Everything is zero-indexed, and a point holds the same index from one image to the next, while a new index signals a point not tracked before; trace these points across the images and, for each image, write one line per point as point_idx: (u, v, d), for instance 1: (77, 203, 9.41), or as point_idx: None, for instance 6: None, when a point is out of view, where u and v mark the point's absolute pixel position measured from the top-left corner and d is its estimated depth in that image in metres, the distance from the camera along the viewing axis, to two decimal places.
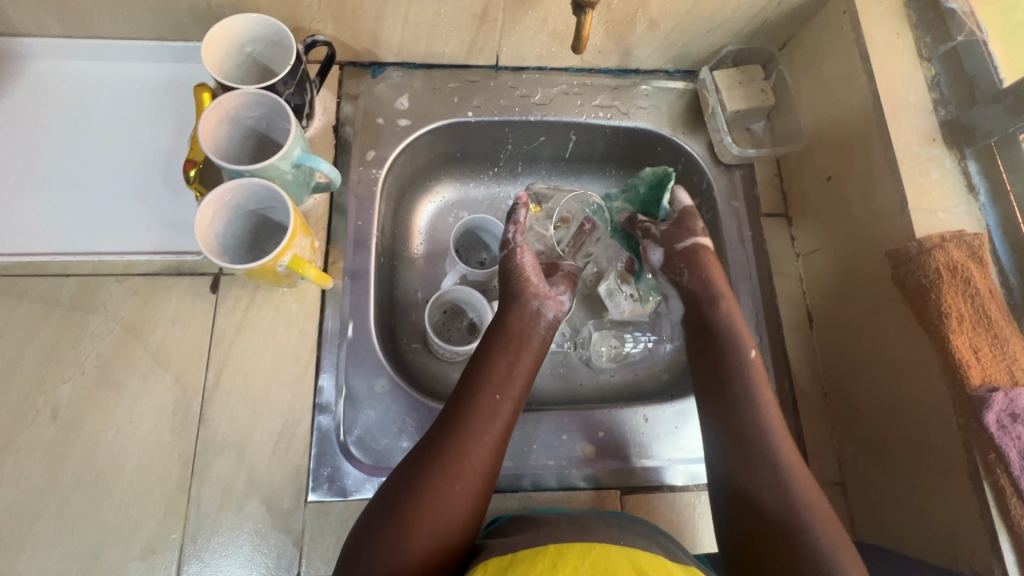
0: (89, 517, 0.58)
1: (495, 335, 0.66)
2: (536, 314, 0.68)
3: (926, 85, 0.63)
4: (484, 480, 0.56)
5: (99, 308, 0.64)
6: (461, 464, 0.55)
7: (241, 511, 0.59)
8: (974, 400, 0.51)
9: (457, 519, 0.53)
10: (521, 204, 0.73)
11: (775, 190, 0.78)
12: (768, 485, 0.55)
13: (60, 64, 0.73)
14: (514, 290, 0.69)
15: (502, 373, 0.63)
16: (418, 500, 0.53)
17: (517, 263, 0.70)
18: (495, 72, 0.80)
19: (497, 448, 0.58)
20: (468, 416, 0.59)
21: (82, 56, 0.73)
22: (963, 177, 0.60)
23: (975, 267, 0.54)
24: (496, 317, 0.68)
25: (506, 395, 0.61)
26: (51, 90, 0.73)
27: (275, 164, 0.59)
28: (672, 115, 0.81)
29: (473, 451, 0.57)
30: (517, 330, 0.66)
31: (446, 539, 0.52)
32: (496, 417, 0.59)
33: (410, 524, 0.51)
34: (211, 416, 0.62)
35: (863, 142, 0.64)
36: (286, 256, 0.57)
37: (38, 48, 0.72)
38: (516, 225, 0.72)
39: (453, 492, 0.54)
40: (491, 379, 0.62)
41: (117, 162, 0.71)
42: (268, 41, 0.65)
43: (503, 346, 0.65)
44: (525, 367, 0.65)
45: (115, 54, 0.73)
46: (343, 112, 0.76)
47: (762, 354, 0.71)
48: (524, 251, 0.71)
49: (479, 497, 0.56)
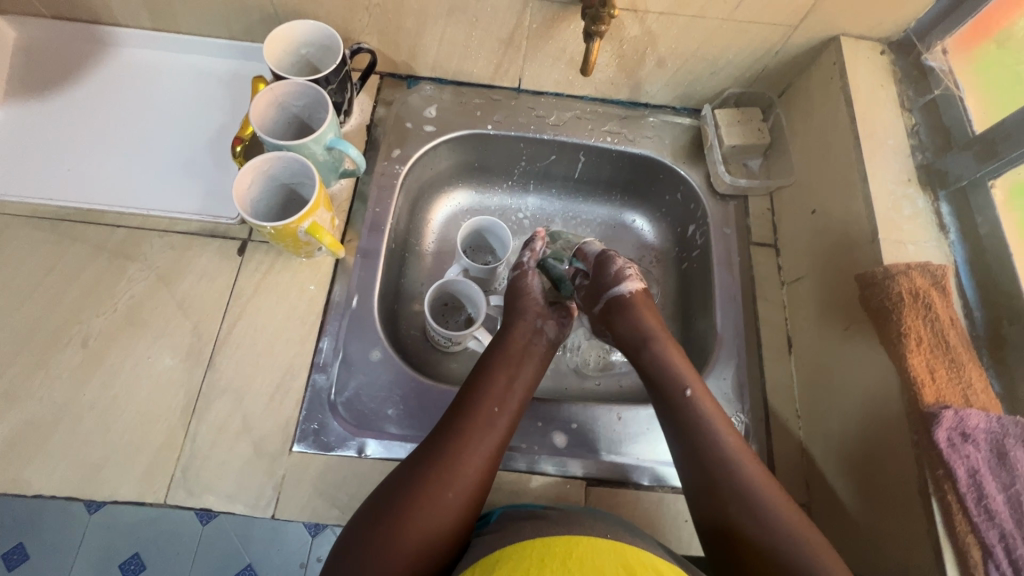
0: (96, 437, 0.64)
1: (496, 355, 0.71)
2: (536, 332, 0.74)
3: (905, 132, 0.68)
4: (478, 487, 0.59)
5: (140, 256, 0.73)
6: (456, 471, 0.59)
7: (232, 451, 0.64)
8: (926, 416, 0.53)
9: (450, 523, 0.56)
10: (539, 237, 0.82)
11: (766, 222, 0.83)
12: (742, 512, 0.57)
13: (146, 53, 0.86)
14: (520, 308, 0.76)
15: (502, 388, 0.67)
16: (411, 503, 0.56)
17: (526, 284, 0.78)
18: (516, 93, 0.89)
19: (493, 458, 0.62)
20: (466, 426, 0.62)
21: (165, 47, 0.85)
22: (935, 216, 0.64)
23: (937, 294, 0.57)
24: (498, 337, 0.73)
25: (504, 409, 0.65)
26: (135, 74, 0.85)
27: (308, 143, 0.67)
28: (674, 146, 0.87)
29: (468, 460, 0.60)
30: (516, 349, 0.72)
31: (437, 539, 0.55)
32: (493, 429, 0.63)
33: (403, 523, 0.54)
34: (219, 362, 0.69)
35: (845, 179, 0.69)
36: (307, 221, 0.64)
37: (131, 38, 0.84)
38: (531, 251, 0.81)
39: (446, 497, 0.57)
40: (490, 393, 0.66)
41: (178, 137, 0.82)
42: (321, 45, 0.75)
43: (504, 365, 0.69)
44: (524, 384, 0.69)
45: (192, 49, 0.85)
46: (377, 113, 0.86)
47: (738, 370, 0.74)
48: (531, 276, 0.79)
49: (472, 503, 0.58)
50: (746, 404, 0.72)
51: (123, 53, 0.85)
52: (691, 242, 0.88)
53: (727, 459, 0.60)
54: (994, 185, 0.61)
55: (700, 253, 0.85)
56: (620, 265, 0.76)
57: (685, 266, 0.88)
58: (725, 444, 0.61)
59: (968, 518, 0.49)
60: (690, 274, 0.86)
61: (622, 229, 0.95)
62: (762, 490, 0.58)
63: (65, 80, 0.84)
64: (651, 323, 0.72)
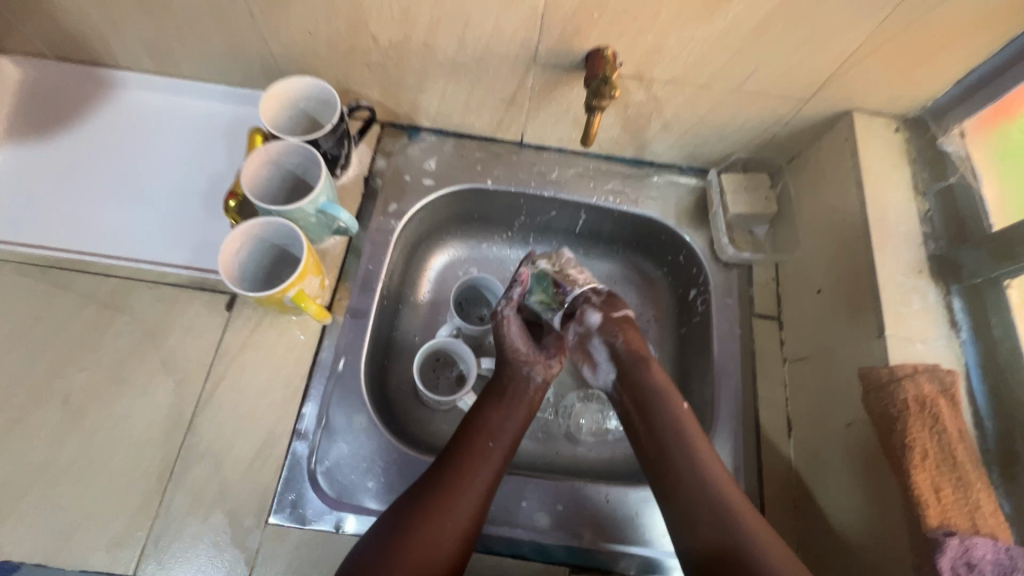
0: (70, 500, 0.62)
1: (493, 390, 0.71)
2: (526, 378, 0.72)
3: (918, 217, 0.65)
4: (474, 521, 0.59)
5: (127, 308, 0.72)
6: (453, 503, 0.59)
7: (207, 520, 0.63)
8: (929, 541, 0.50)
9: (445, 554, 0.56)
10: (521, 279, 0.76)
11: (770, 293, 0.80)
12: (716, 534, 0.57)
13: (149, 95, 0.85)
14: (505, 356, 0.73)
15: (498, 423, 0.67)
16: (408, 535, 0.56)
17: (506, 333, 0.74)
18: (518, 147, 0.87)
19: (489, 492, 0.62)
20: (462, 460, 0.62)
21: (168, 90, 0.85)
22: (946, 311, 0.61)
23: (945, 404, 0.55)
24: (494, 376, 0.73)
25: (500, 443, 0.65)
26: (137, 117, 0.85)
27: (300, 208, 0.66)
28: (678, 207, 0.85)
29: (463, 493, 0.60)
30: (514, 388, 0.71)
31: (437, 567, 0.55)
32: (489, 462, 0.63)
33: (401, 553, 0.54)
34: (200, 424, 0.67)
35: (853, 262, 0.66)
36: (291, 290, 0.63)
37: (134, 81, 0.84)
38: (507, 300, 0.75)
39: (443, 529, 0.57)
40: (486, 428, 0.66)
41: (174, 183, 0.81)
42: (319, 101, 0.74)
43: (500, 400, 0.69)
44: (519, 419, 0.69)
45: (194, 93, 0.85)
46: (376, 165, 0.84)
47: (735, 454, 0.71)
48: (510, 320, 0.75)
49: (469, 535, 0.58)
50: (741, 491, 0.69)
51: (128, 95, 0.85)
52: (691, 307, 0.85)
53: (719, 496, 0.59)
54: (1010, 285, 0.58)
55: (700, 321, 0.82)
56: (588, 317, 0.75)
57: (685, 332, 0.85)
58: (719, 480, 0.60)
59: None
60: (690, 342, 0.84)
61: (623, 286, 0.92)
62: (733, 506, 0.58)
63: (67, 121, 0.83)
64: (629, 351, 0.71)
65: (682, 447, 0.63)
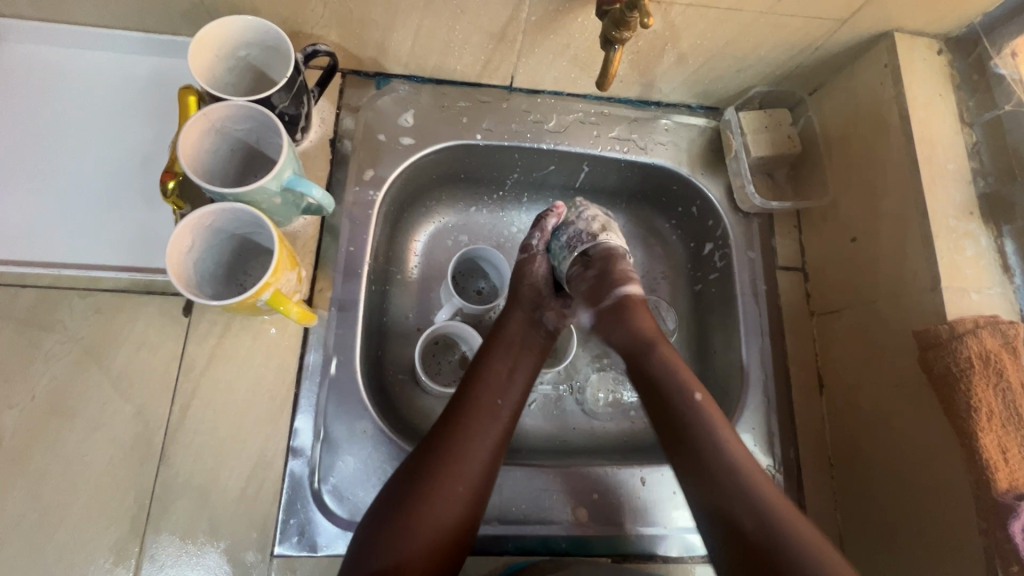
0: (27, 562, 0.52)
1: (495, 337, 0.63)
2: (538, 323, 0.65)
3: (966, 152, 0.59)
4: (483, 482, 0.53)
5: (57, 326, 0.58)
6: (461, 466, 0.52)
7: (202, 561, 0.55)
8: (999, 505, 0.48)
9: (456, 520, 0.51)
10: (554, 213, 0.69)
11: (793, 243, 0.75)
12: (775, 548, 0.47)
13: (35, 49, 0.67)
14: (519, 296, 0.65)
15: (505, 374, 0.60)
16: (415, 504, 0.50)
17: (532, 271, 0.67)
18: (508, 93, 0.75)
19: (496, 451, 0.55)
20: (466, 418, 0.55)
21: (59, 41, 0.66)
22: (998, 255, 0.56)
23: (1009, 358, 0.51)
24: (495, 325, 0.64)
25: (507, 397, 0.58)
26: (25, 78, 0.66)
27: (262, 186, 0.53)
28: (692, 153, 0.76)
29: (471, 455, 0.53)
30: (517, 337, 0.63)
31: (447, 533, 0.50)
32: (498, 419, 0.56)
33: (406, 521, 0.49)
34: (173, 454, 0.57)
35: (898, 207, 0.60)
36: (266, 292, 0.51)
37: (11, 30, 0.65)
38: (540, 232, 0.68)
39: (453, 495, 0.51)
40: (491, 383, 0.59)
41: (89, 162, 0.65)
42: (265, 47, 0.59)
43: (506, 349, 0.61)
44: (526, 370, 0.62)
45: (97, 43, 0.67)
46: (342, 124, 0.71)
47: (769, 418, 0.67)
48: (540, 262, 0.68)
49: (478, 499, 0.53)
50: (777, 455, 0.66)
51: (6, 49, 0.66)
52: (708, 263, 0.78)
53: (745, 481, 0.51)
54: None
55: (719, 278, 0.76)
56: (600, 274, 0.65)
57: (700, 289, 0.79)
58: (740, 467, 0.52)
59: None
60: (707, 300, 0.78)
61: (630, 243, 0.83)
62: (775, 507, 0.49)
63: None
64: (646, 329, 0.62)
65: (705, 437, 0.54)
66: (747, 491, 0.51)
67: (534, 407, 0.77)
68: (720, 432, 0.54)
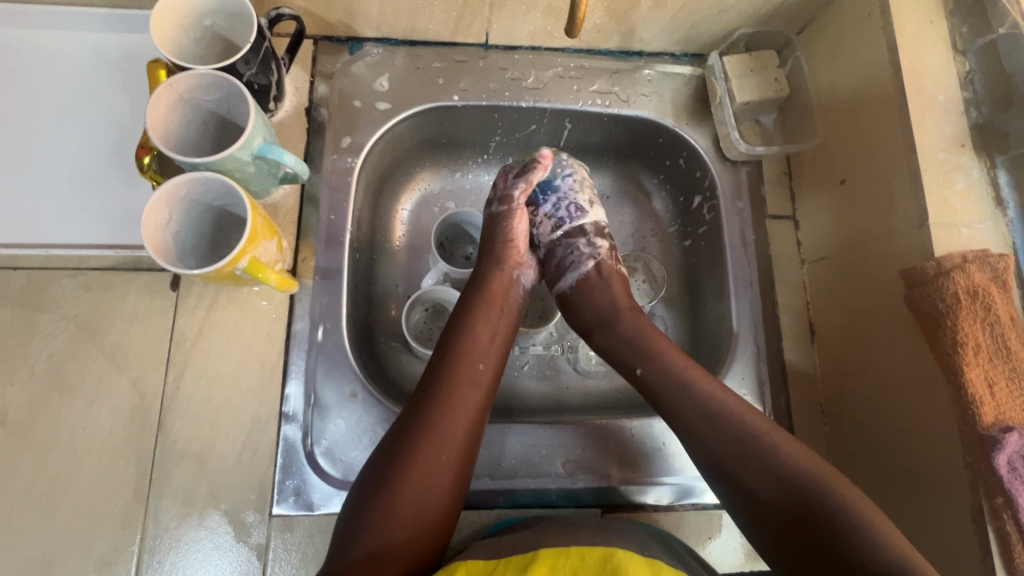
0: (41, 527, 0.55)
1: (472, 301, 0.62)
2: (514, 283, 0.65)
3: (959, 82, 0.56)
4: (468, 452, 0.54)
5: (51, 305, 0.60)
6: (445, 434, 0.52)
7: (203, 523, 0.57)
8: (984, 438, 0.47)
9: (443, 488, 0.51)
10: (539, 164, 0.66)
11: (782, 190, 0.73)
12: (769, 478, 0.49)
13: (14, 32, 0.68)
14: (498, 251, 0.65)
15: (483, 342, 0.59)
16: (400, 475, 0.50)
17: (509, 228, 0.65)
18: (484, 51, 0.73)
19: (480, 417, 0.55)
20: (448, 387, 0.55)
21: (38, 22, 0.67)
22: (991, 188, 0.54)
23: (997, 291, 0.50)
24: (474, 282, 0.64)
25: (488, 363, 0.58)
26: (4, 61, 0.67)
27: (232, 155, 0.53)
28: (676, 103, 0.74)
29: (454, 423, 0.53)
30: (495, 298, 0.63)
31: (437, 504, 0.51)
32: (479, 386, 0.56)
33: (395, 499, 0.49)
34: (171, 423, 0.59)
35: (887, 144, 0.58)
36: (243, 260, 0.52)
37: None
38: (526, 184, 0.65)
39: (439, 462, 0.51)
40: (471, 349, 0.58)
41: (70, 144, 0.66)
42: (229, 13, 0.58)
43: (484, 315, 0.61)
44: (503, 334, 0.61)
45: (74, 22, 0.67)
46: (317, 92, 0.70)
47: (759, 368, 0.67)
48: (518, 216, 0.65)
49: (463, 465, 0.53)
50: (768, 404, 0.66)
51: None
52: (696, 216, 0.77)
53: (750, 442, 0.51)
54: None
55: (707, 231, 0.75)
56: (568, 250, 0.66)
57: (689, 244, 0.78)
58: (748, 428, 0.52)
59: None
60: (696, 255, 0.77)
61: (619, 201, 0.82)
62: (759, 432, 0.51)
63: None
64: (616, 301, 0.63)
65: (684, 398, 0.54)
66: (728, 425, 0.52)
67: (527, 368, 0.77)
68: (718, 390, 0.54)
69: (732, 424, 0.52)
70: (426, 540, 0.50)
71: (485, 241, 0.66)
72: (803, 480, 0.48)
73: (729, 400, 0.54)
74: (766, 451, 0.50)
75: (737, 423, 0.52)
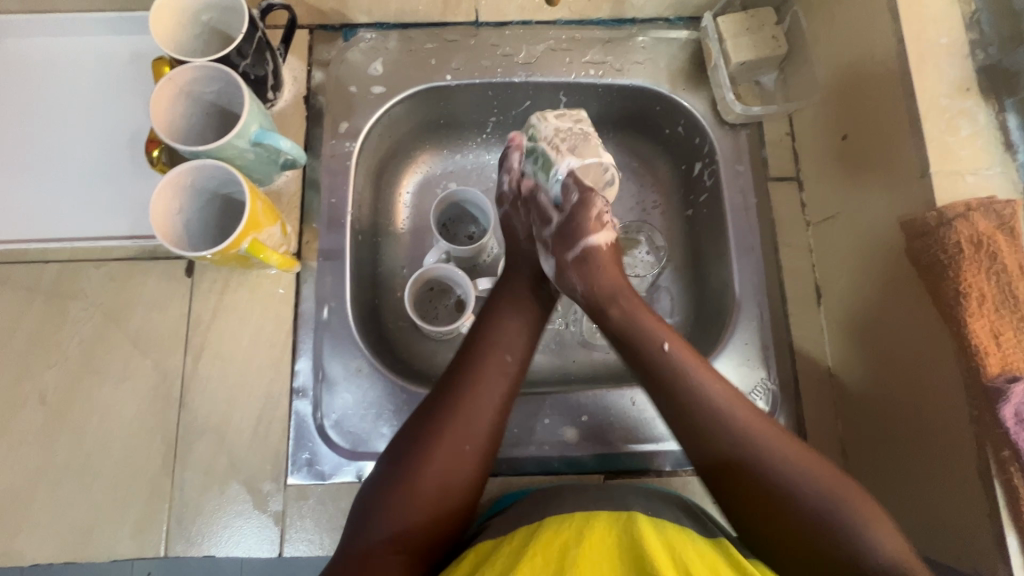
0: (80, 498, 0.60)
1: (504, 295, 0.61)
2: (542, 272, 0.64)
3: (963, 23, 0.53)
4: (493, 442, 0.53)
5: (79, 294, 0.64)
6: (468, 424, 0.52)
7: (224, 493, 0.60)
8: (990, 390, 0.45)
9: (463, 478, 0.51)
10: (515, 146, 0.66)
11: (785, 151, 0.72)
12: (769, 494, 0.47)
13: (43, 41, 0.73)
14: (513, 244, 0.65)
15: (512, 331, 0.58)
16: (420, 464, 0.50)
17: (514, 217, 0.66)
18: (475, 29, 0.74)
19: (506, 408, 0.54)
20: (474, 376, 0.54)
21: (64, 29, 0.73)
22: (999, 132, 0.52)
23: (1005, 239, 0.47)
24: (506, 277, 0.63)
25: (517, 354, 0.57)
26: (36, 68, 0.73)
27: (230, 143, 0.56)
28: (672, 69, 0.73)
29: (479, 415, 0.52)
30: (523, 286, 0.62)
31: (457, 492, 0.50)
32: (507, 377, 0.55)
33: (414, 486, 0.49)
34: (191, 400, 0.63)
35: (886, 94, 0.56)
36: (245, 241, 0.55)
37: (20, 26, 0.72)
38: (509, 173, 0.66)
39: (461, 453, 0.51)
40: (499, 338, 0.57)
41: (92, 143, 0.71)
42: (222, 7, 0.60)
43: (514, 308, 0.60)
44: (536, 325, 0.60)
45: (95, 27, 0.73)
46: (314, 80, 0.72)
47: (763, 333, 0.66)
48: (513, 202, 0.66)
49: (485, 457, 0.52)
50: (773, 369, 0.65)
51: (16, 45, 0.73)
52: (697, 183, 0.75)
53: (724, 426, 0.50)
54: None
55: (709, 197, 0.73)
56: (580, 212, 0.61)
57: (692, 212, 0.77)
58: (728, 414, 0.50)
59: None
60: (699, 222, 0.75)
61: (620, 174, 0.81)
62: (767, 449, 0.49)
63: None
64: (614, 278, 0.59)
65: (691, 396, 0.52)
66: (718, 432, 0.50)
67: None
68: (704, 375, 0.52)
69: (697, 397, 0.52)
70: (441, 527, 0.50)
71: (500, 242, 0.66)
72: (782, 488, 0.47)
73: (711, 387, 0.52)
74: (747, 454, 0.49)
75: (735, 430, 0.50)
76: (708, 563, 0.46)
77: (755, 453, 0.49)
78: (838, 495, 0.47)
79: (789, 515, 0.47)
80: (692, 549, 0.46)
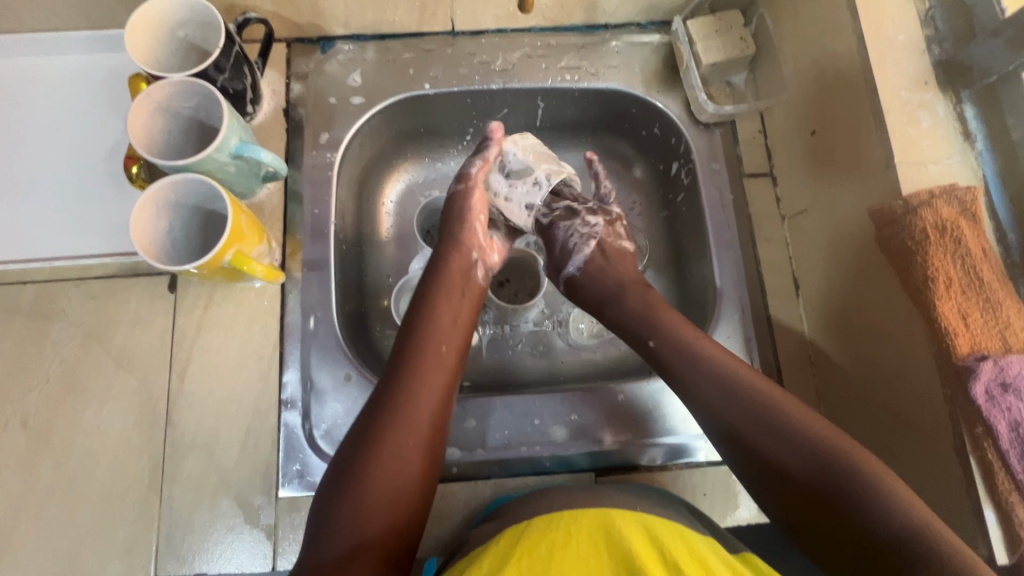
0: (67, 521, 0.59)
1: (433, 287, 0.61)
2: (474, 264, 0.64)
3: (920, 20, 0.55)
4: (434, 432, 0.53)
5: (58, 314, 0.63)
6: (413, 417, 0.52)
7: (214, 508, 0.60)
8: (962, 370, 0.47)
9: (413, 473, 0.50)
10: (493, 140, 0.67)
11: (758, 149, 0.74)
12: (783, 455, 0.49)
13: (13, 60, 0.73)
14: (451, 238, 0.65)
15: (445, 325, 0.59)
16: (369, 465, 0.49)
17: (466, 207, 0.66)
18: (452, 38, 0.75)
19: (447, 397, 0.55)
20: (410, 370, 0.54)
21: (37, 48, 0.73)
22: (958, 122, 0.54)
23: (966, 224, 0.50)
24: (431, 270, 0.63)
25: (452, 345, 0.58)
26: (10, 88, 0.73)
27: (209, 156, 0.56)
28: (645, 72, 0.75)
29: (420, 408, 0.52)
30: (458, 280, 0.62)
31: (408, 488, 0.50)
32: (444, 367, 0.56)
33: (364, 486, 0.48)
34: (178, 416, 0.62)
35: (851, 89, 0.58)
36: (228, 253, 0.55)
37: None
38: (483, 161, 0.67)
39: (408, 447, 0.51)
40: (432, 332, 0.58)
41: (68, 162, 0.70)
42: (198, 22, 0.61)
43: (445, 300, 0.60)
44: (467, 314, 0.61)
45: (68, 45, 0.73)
46: (293, 92, 0.72)
47: (745, 326, 0.67)
48: (478, 195, 0.67)
49: (433, 448, 0.52)
50: (756, 360, 0.66)
51: None
52: (675, 181, 0.77)
53: (762, 425, 0.50)
54: None
55: (686, 195, 0.75)
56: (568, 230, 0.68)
57: (671, 210, 0.78)
58: (770, 416, 0.50)
59: (1011, 476, 0.45)
60: (678, 220, 0.77)
61: (600, 176, 0.82)
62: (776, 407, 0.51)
63: None
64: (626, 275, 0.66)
65: (706, 375, 0.54)
66: (740, 397, 0.52)
67: (520, 347, 0.76)
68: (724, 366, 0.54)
69: (705, 370, 0.54)
70: (401, 528, 0.49)
71: (450, 238, 0.65)
72: (813, 467, 0.47)
73: (726, 366, 0.54)
74: (767, 435, 0.50)
75: (749, 401, 0.52)
76: (697, 556, 0.46)
77: (797, 439, 0.49)
78: (874, 480, 0.46)
79: (822, 497, 0.46)
80: (681, 546, 0.46)
